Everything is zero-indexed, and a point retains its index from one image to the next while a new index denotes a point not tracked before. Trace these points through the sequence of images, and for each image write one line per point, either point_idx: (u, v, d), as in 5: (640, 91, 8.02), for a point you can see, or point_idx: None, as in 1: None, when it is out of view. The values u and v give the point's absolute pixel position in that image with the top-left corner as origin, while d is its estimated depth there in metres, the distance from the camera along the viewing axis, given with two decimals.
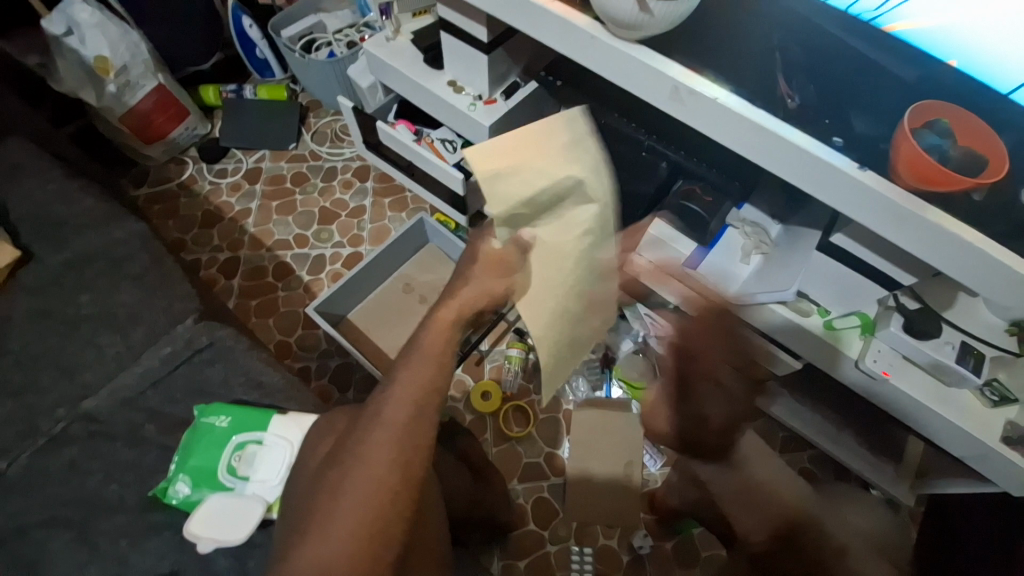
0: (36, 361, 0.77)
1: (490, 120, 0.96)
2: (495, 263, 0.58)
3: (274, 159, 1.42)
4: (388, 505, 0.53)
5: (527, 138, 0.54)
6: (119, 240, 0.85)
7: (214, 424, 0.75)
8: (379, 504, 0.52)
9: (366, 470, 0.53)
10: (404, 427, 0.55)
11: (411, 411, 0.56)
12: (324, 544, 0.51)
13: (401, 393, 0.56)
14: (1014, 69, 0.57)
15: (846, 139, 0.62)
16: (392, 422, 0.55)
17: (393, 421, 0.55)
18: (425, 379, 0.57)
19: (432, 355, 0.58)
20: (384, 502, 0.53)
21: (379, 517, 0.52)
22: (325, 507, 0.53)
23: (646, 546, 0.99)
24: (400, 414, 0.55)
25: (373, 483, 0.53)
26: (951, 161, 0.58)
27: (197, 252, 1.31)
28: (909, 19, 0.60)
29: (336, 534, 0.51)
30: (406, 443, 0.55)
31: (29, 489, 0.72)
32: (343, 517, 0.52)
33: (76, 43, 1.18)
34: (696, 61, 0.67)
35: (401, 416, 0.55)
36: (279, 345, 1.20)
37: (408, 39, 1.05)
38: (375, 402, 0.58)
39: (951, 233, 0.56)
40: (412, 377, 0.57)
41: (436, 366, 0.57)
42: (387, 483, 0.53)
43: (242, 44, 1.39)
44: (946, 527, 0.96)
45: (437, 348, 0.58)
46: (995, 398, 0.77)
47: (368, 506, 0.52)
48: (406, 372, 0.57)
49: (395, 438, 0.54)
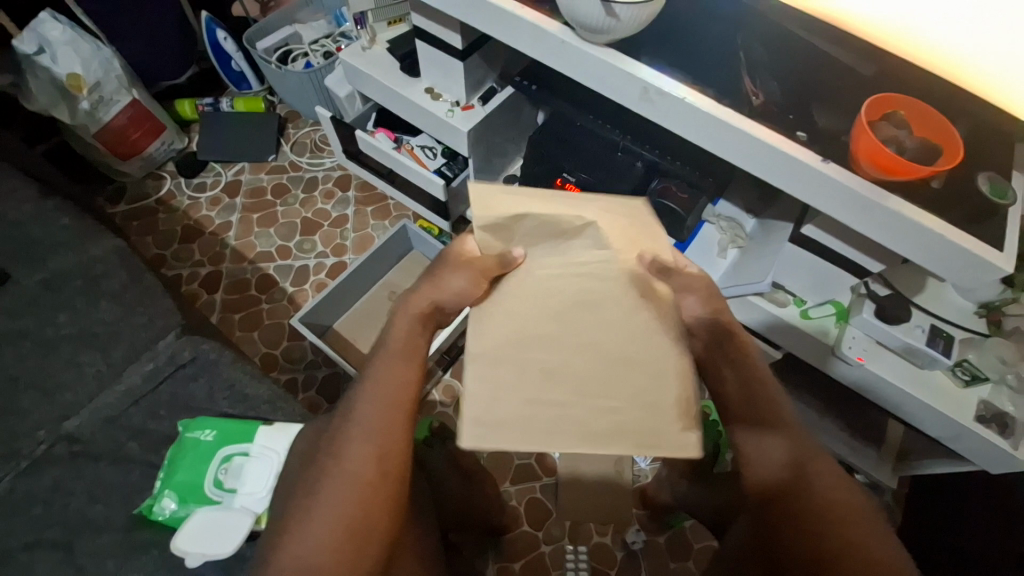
0: (15, 383, 0.76)
1: (468, 126, 0.97)
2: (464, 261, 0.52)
3: (254, 171, 1.41)
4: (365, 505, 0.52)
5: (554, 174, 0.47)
6: (96, 258, 0.84)
7: (198, 438, 0.74)
8: (359, 501, 0.52)
9: (341, 472, 0.53)
10: (378, 421, 0.55)
11: (387, 410, 0.55)
12: (303, 544, 0.51)
13: (377, 387, 0.56)
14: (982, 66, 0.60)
15: (810, 133, 0.64)
16: (365, 420, 0.55)
17: (365, 415, 0.55)
18: (397, 377, 0.56)
19: (399, 349, 0.56)
20: (363, 506, 0.52)
21: (359, 516, 0.52)
22: (303, 508, 0.53)
23: (640, 541, 1.01)
24: (373, 409, 0.55)
25: (347, 486, 0.53)
26: (908, 151, 0.61)
27: (178, 267, 1.29)
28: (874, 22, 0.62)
29: (314, 532, 0.51)
30: (384, 438, 0.54)
31: (12, 514, 0.70)
32: (321, 514, 0.51)
33: (47, 60, 1.17)
34: (666, 61, 0.69)
35: (374, 415, 0.55)
36: (265, 358, 1.19)
37: (384, 48, 1.06)
38: (350, 398, 0.58)
39: (911, 220, 0.58)
40: (380, 373, 0.56)
41: (399, 365, 0.56)
42: (364, 478, 0.53)
43: (217, 58, 1.38)
44: (927, 504, 0.99)
45: (408, 347, 0.56)
46: (966, 377, 0.79)
47: (346, 503, 0.52)
48: (378, 366, 0.56)
49: (374, 434, 0.54)
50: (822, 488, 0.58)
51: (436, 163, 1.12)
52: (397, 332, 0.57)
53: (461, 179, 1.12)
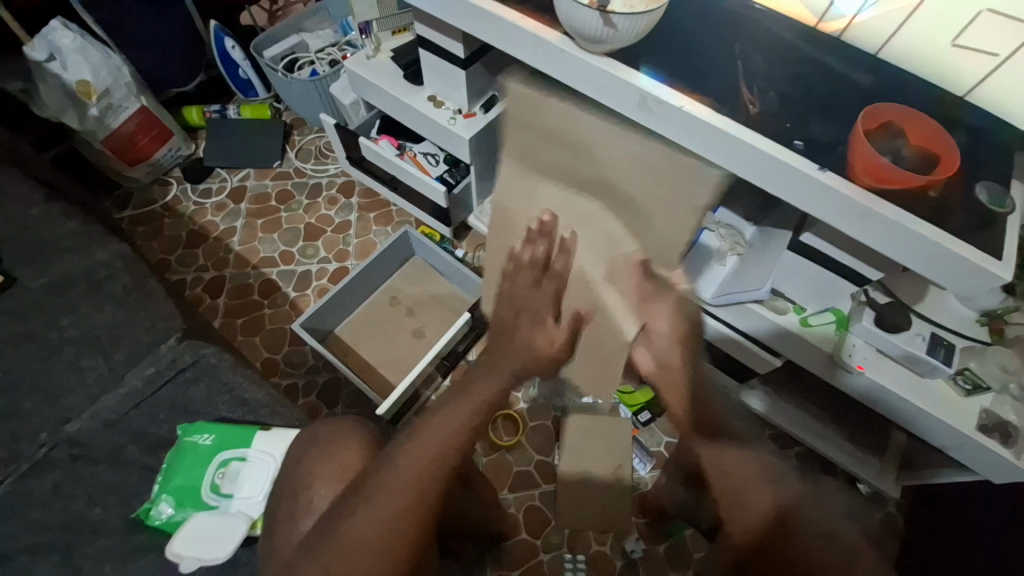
0: (19, 385, 0.77)
1: (470, 134, 0.99)
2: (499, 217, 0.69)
3: (259, 177, 1.43)
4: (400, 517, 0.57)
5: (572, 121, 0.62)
6: (102, 262, 0.85)
7: (197, 442, 0.75)
8: (395, 513, 0.57)
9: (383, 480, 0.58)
10: (442, 439, 0.59)
11: (455, 433, 0.60)
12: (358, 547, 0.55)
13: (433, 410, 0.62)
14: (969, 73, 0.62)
15: (807, 142, 0.64)
16: (436, 436, 0.59)
17: (440, 431, 0.59)
18: (473, 402, 0.61)
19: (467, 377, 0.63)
20: (395, 515, 0.57)
21: (411, 524, 0.57)
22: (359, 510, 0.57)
23: (639, 550, 1.00)
24: (448, 428, 0.60)
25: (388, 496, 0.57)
26: (904, 161, 0.62)
27: (182, 272, 1.31)
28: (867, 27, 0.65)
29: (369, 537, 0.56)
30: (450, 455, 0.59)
31: (14, 515, 0.70)
32: (375, 520, 0.56)
33: (58, 68, 1.19)
34: (665, 70, 0.70)
35: (446, 435, 0.59)
36: (266, 362, 1.19)
37: (388, 57, 1.07)
38: (426, 414, 0.62)
39: (910, 230, 0.59)
40: (461, 399, 0.61)
41: (476, 389, 0.62)
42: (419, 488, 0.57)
43: (225, 66, 1.41)
44: (931, 519, 0.98)
45: (488, 385, 0.61)
46: (969, 386, 0.79)
47: (400, 512, 0.56)
48: (469, 387, 0.62)
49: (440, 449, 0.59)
50: (819, 516, 0.59)
51: (438, 170, 1.13)
52: (487, 370, 0.62)
53: (463, 186, 1.13)
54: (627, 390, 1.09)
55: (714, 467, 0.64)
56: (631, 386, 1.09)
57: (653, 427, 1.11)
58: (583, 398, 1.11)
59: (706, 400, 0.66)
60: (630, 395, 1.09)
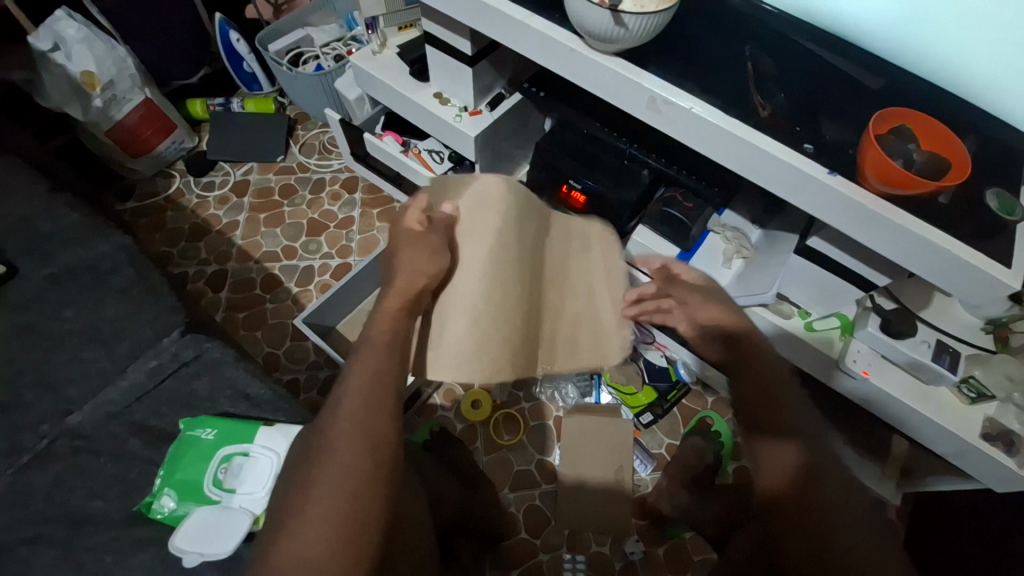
0: (20, 376, 0.76)
1: (476, 131, 0.98)
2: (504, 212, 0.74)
3: (262, 171, 1.43)
4: (361, 488, 0.52)
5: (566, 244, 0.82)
6: (104, 255, 0.84)
7: (199, 437, 0.76)
8: (354, 490, 0.52)
9: (335, 459, 0.53)
10: (359, 413, 0.56)
11: (372, 413, 0.56)
12: (306, 535, 0.50)
13: (359, 379, 0.58)
14: (980, 79, 0.61)
15: (817, 146, 0.64)
16: (352, 415, 0.56)
17: (351, 408, 0.56)
18: (375, 368, 0.59)
19: (378, 344, 0.61)
20: (359, 489, 0.52)
21: (357, 506, 0.52)
22: (300, 506, 0.52)
23: (639, 552, 0.99)
24: (361, 400, 0.57)
25: (342, 473, 0.53)
26: (917, 166, 0.60)
27: (184, 265, 1.30)
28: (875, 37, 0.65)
29: (316, 526, 0.50)
30: (371, 430, 0.55)
31: (13, 508, 0.70)
32: (319, 510, 0.51)
33: (62, 58, 1.18)
34: (673, 70, 0.69)
35: (363, 410, 0.56)
36: (267, 357, 1.19)
37: (394, 52, 1.07)
38: (333, 397, 0.58)
39: (917, 234, 0.58)
40: (365, 369, 0.59)
41: (384, 361, 0.60)
42: (357, 473, 0.53)
43: (229, 59, 1.40)
44: (933, 526, 0.97)
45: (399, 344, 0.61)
46: (972, 394, 0.78)
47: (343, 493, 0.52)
48: (359, 358, 0.60)
49: (366, 427, 0.55)
50: (824, 501, 0.57)
51: (443, 167, 1.13)
52: (375, 329, 0.63)
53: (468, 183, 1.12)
54: (629, 391, 1.10)
55: (767, 456, 0.61)
56: (633, 387, 1.10)
57: (654, 429, 1.09)
58: (585, 398, 1.11)
59: (776, 397, 0.63)
60: (633, 396, 1.09)
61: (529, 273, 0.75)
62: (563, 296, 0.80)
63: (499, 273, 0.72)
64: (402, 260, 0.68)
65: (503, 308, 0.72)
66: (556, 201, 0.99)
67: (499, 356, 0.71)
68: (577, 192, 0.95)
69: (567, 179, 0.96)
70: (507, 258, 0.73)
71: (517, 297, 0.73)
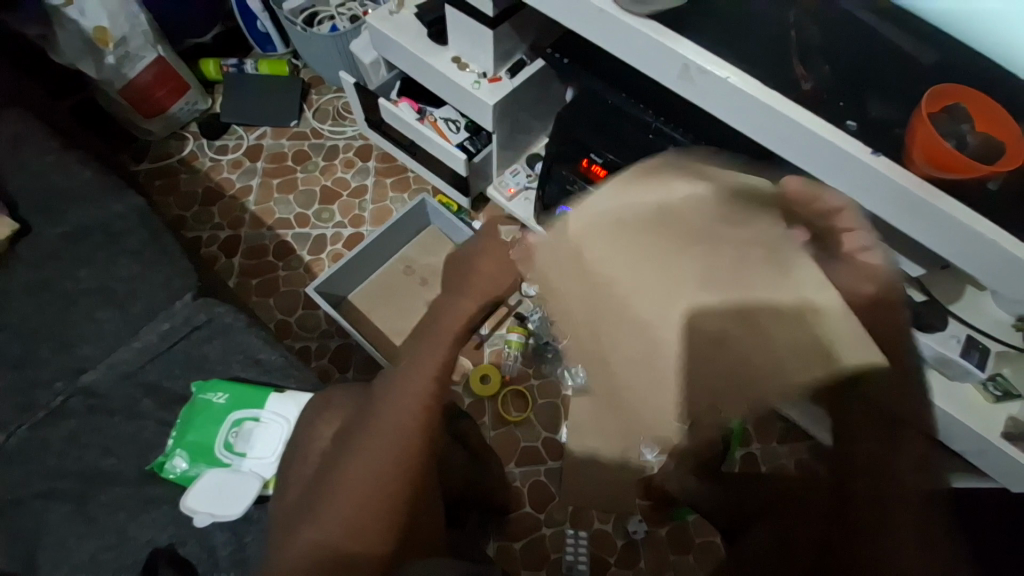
0: (34, 333, 0.77)
1: (494, 99, 0.94)
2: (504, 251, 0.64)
3: (275, 136, 1.40)
4: (395, 462, 0.52)
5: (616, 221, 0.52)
6: (117, 215, 0.84)
7: (211, 400, 0.76)
8: (388, 462, 0.52)
9: (378, 432, 0.54)
10: (408, 389, 0.56)
11: (415, 402, 0.55)
12: (335, 499, 0.52)
13: (414, 362, 0.58)
14: None
15: (860, 123, 0.60)
16: (396, 406, 0.56)
17: (405, 384, 0.57)
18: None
19: (443, 330, 0.60)
20: (394, 461, 0.52)
21: (386, 477, 0.51)
22: None
23: (641, 531, 1.01)
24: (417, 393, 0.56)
25: (382, 444, 0.53)
26: (967, 149, 0.57)
27: (198, 229, 1.30)
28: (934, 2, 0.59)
29: (343, 491, 0.52)
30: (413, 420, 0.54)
31: (31, 460, 0.72)
32: (357, 477, 0.52)
33: (75, 12, 1.12)
34: (709, 37, 0.64)
35: (410, 387, 0.56)
36: (279, 324, 1.20)
37: (412, 13, 1.02)
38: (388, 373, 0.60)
39: (961, 222, 0.54)
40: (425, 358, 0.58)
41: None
42: (398, 442, 0.53)
43: (244, 17, 1.37)
44: None
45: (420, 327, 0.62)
46: (999, 392, 0.75)
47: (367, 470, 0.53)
48: (418, 351, 0.59)
49: (405, 415, 0.54)
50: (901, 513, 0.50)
51: (459, 136, 1.10)
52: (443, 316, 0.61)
53: (484, 154, 1.09)
54: None
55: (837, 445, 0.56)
56: None
57: None
58: None
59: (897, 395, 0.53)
60: None
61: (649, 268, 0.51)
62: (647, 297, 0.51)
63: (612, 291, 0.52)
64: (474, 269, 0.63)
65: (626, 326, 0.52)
66: (576, 175, 0.96)
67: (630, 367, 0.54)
68: (598, 166, 0.92)
69: (589, 152, 0.93)
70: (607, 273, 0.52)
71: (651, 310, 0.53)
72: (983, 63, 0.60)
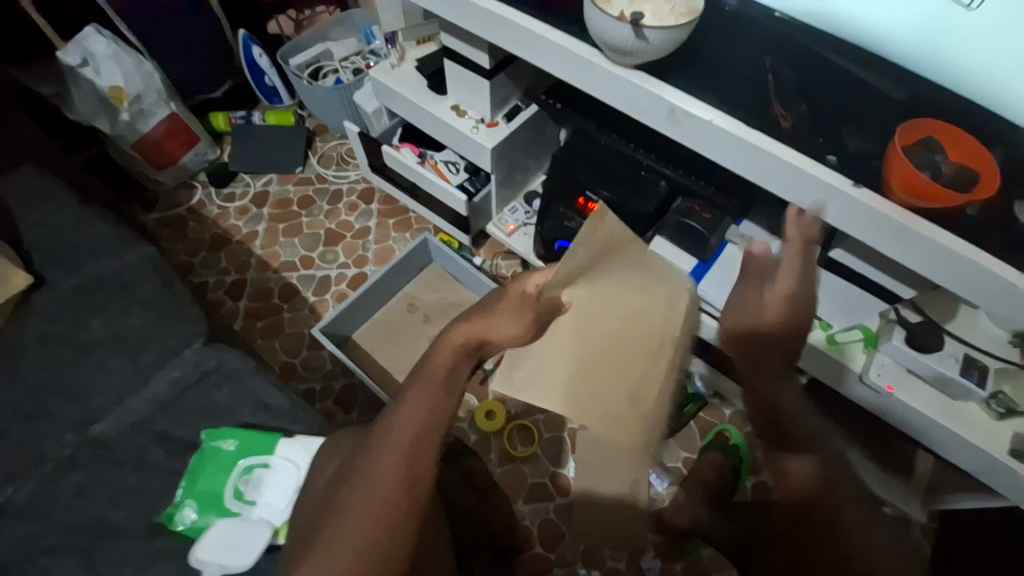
0: (46, 385, 0.78)
1: (492, 143, 0.99)
2: (519, 301, 0.51)
3: (281, 182, 1.45)
4: (394, 514, 0.50)
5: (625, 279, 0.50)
6: (130, 265, 0.86)
7: (220, 447, 0.76)
8: (383, 516, 0.49)
9: (372, 483, 0.51)
10: (410, 440, 0.52)
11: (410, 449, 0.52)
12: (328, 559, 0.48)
13: (410, 403, 0.54)
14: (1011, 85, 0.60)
15: (840, 157, 0.63)
16: (391, 443, 0.52)
17: (402, 433, 0.52)
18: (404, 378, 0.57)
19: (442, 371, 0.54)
20: (390, 516, 0.50)
21: (384, 534, 0.49)
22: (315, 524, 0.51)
23: (654, 569, 0.99)
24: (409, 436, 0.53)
25: (376, 496, 0.50)
26: (943, 178, 0.60)
27: (204, 274, 1.33)
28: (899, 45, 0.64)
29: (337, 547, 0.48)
30: (415, 458, 0.52)
31: (37, 515, 0.72)
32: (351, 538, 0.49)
33: (91, 72, 1.23)
34: (692, 82, 0.69)
35: (411, 432, 0.53)
36: (284, 366, 1.20)
37: (412, 66, 1.08)
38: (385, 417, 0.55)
39: (943, 247, 0.57)
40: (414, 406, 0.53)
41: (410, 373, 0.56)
42: (394, 496, 0.50)
43: (252, 73, 1.43)
44: (961, 549, 0.93)
45: None
46: (1001, 410, 0.75)
47: (376, 526, 0.49)
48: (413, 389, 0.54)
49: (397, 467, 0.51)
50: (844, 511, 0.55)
51: (458, 177, 1.15)
52: (437, 361, 0.54)
53: (483, 194, 1.13)
54: None
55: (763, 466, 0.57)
56: None
57: (670, 442, 1.08)
58: None
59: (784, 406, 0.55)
60: None
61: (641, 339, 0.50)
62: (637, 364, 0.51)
63: (604, 350, 0.50)
64: (498, 325, 0.52)
65: (603, 388, 0.51)
66: (573, 211, 1.01)
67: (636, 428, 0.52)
68: (593, 202, 0.97)
69: (584, 190, 0.97)
70: (607, 336, 0.50)
71: (664, 374, 0.53)
72: (951, 97, 0.64)
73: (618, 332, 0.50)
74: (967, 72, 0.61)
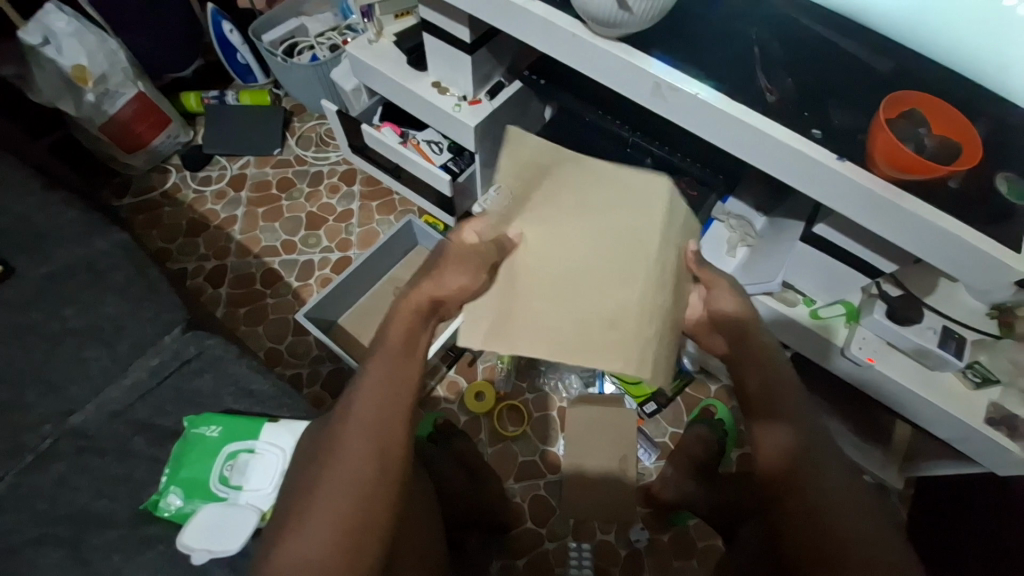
0: (20, 376, 0.76)
1: (475, 121, 0.97)
2: (459, 255, 0.57)
3: (260, 165, 1.41)
4: (366, 491, 0.51)
5: (570, 190, 0.52)
6: (102, 252, 0.83)
7: (204, 434, 0.75)
8: (356, 495, 0.50)
9: (341, 466, 0.51)
10: (373, 419, 0.53)
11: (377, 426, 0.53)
12: (304, 541, 0.49)
13: (372, 383, 0.55)
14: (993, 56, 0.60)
15: (824, 130, 0.63)
16: (358, 421, 0.53)
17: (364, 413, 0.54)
18: (386, 363, 0.56)
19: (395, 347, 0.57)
20: (361, 493, 0.50)
21: (356, 509, 0.50)
22: (300, 509, 0.50)
23: (643, 539, 1.00)
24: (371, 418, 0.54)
25: (345, 478, 0.51)
26: (925, 151, 0.60)
27: (183, 261, 1.29)
28: (884, 15, 0.63)
29: (313, 527, 0.49)
30: (380, 434, 0.53)
31: (17, 508, 0.70)
32: (325, 520, 0.49)
33: (52, 52, 1.16)
34: (677, 55, 0.68)
35: (371, 411, 0.54)
36: (270, 352, 1.19)
37: (391, 41, 1.04)
38: (358, 397, 0.55)
39: (923, 220, 0.57)
40: (377, 374, 0.56)
41: (394, 359, 0.56)
42: (365, 475, 0.51)
43: (223, 50, 1.38)
44: (936, 513, 0.97)
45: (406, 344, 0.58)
46: (977, 379, 0.78)
47: (345, 503, 0.50)
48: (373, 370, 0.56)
49: (365, 445, 0.52)
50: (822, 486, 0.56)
51: (442, 158, 1.12)
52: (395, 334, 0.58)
53: (467, 174, 1.11)
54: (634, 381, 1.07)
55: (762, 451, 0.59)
56: None
57: (658, 418, 1.10)
58: (587, 388, 1.11)
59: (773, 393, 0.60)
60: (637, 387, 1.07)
61: (601, 250, 0.52)
62: (606, 280, 0.52)
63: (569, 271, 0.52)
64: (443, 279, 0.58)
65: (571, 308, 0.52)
66: None
67: (611, 349, 0.51)
68: None
69: None
70: (567, 261, 0.53)
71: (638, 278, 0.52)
72: (935, 69, 0.63)
73: (566, 249, 0.52)
74: (950, 43, 0.61)
